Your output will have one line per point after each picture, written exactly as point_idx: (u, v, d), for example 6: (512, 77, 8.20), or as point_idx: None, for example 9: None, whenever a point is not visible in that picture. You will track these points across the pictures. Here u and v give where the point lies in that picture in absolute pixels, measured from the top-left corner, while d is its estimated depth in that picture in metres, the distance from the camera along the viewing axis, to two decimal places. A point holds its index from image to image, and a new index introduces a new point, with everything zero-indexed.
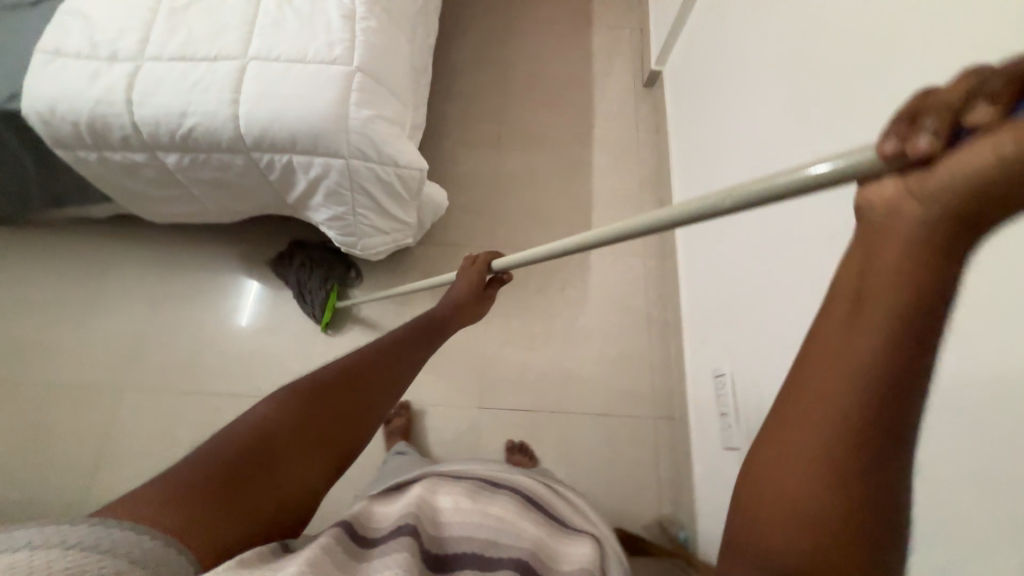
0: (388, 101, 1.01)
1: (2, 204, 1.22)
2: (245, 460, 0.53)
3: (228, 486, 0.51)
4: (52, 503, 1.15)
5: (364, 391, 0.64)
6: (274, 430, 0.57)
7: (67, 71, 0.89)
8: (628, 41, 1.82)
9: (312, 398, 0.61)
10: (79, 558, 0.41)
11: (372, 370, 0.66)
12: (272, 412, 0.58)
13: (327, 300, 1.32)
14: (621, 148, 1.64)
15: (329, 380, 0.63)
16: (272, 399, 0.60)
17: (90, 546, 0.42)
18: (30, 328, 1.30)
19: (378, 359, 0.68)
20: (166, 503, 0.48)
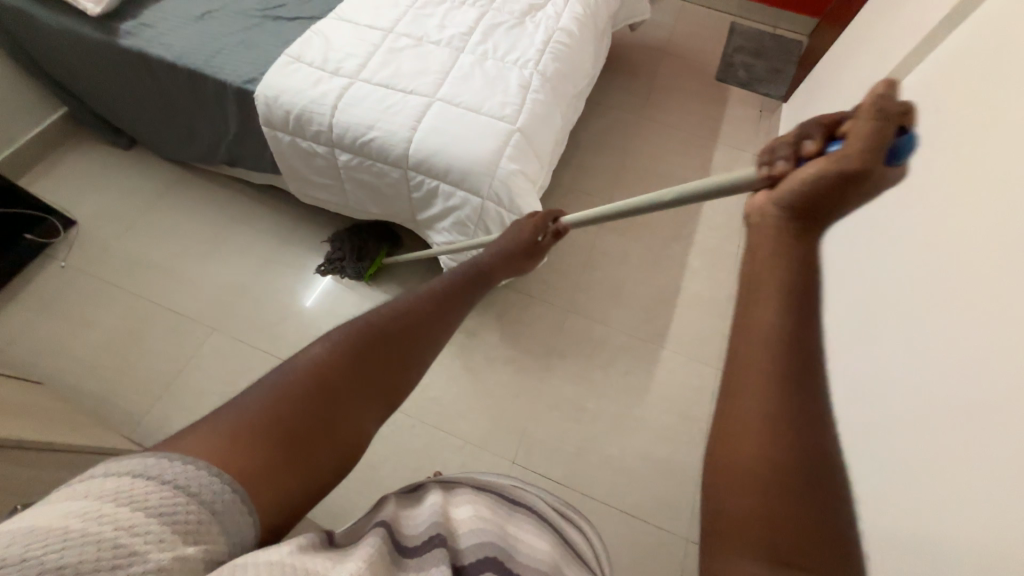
0: (533, 161, 1.13)
1: (194, 152, 1.48)
2: (309, 405, 0.48)
3: (293, 429, 0.46)
4: (121, 408, 1.27)
5: (419, 335, 0.61)
6: (335, 371, 0.51)
7: (298, 73, 1.10)
8: (747, 164, 1.90)
9: (372, 339, 0.56)
10: (121, 499, 0.35)
11: (427, 312, 0.63)
12: (327, 354, 0.52)
13: (375, 259, 1.46)
14: (717, 257, 1.67)
15: (389, 317, 0.59)
16: (326, 339, 0.54)
17: (146, 477, 0.37)
18: (166, 253, 1.50)
19: (438, 302, 0.66)
20: (229, 447, 0.42)
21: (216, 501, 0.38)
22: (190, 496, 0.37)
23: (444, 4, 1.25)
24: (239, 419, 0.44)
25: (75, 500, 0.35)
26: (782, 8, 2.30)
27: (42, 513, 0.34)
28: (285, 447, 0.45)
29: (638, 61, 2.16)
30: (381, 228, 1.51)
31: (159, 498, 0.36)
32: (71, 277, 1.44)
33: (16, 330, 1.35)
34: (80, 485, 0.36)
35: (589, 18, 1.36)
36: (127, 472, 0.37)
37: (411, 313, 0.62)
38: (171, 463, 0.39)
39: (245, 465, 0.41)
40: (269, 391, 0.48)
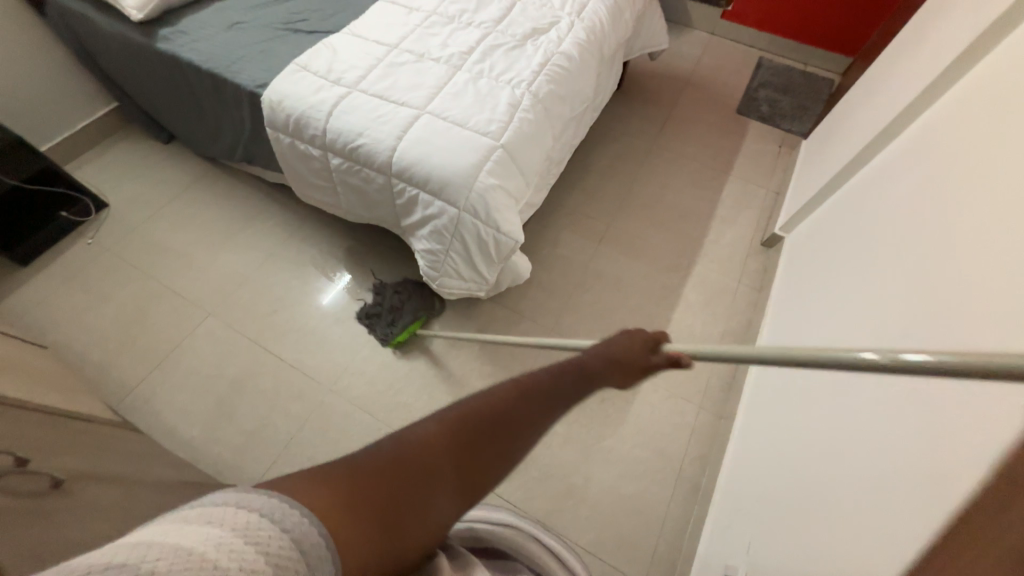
0: (515, 178, 1.15)
1: (216, 148, 1.59)
2: (408, 485, 0.39)
3: (387, 501, 0.38)
4: (116, 378, 1.35)
5: (522, 431, 0.46)
6: (437, 456, 0.41)
7: (302, 81, 1.17)
8: (759, 200, 1.84)
9: (478, 429, 0.44)
10: (252, 533, 0.30)
11: (539, 404, 0.48)
12: (436, 429, 0.43)
13: (407, 327, 1.43)
14: (716, 291, 1.61)
15: (498, 407, 0.46)
16: (437, 413, 0.44)
17: (272, 521, 0.31)
18: (181, 240, 1.61)
19: (550, 397, 0.50)
20: (339, 497, 0.35)
21: (318, 564, 0.31)
22: (303, 555, 0.31)
23: (450, 24, 1.31)
24: (352, 469, 0.38)
25: (205, 527, 0.30)
26: (813, 46, 2.25)
27: (176, 532, 0.29)
28: (377, 516, 0.36)
29: (657, 90, 2.16)
30: (427, 295, 1.50)
31: (281, 547, 0.30)
32: (96, 254, 1.56)
33: (41, 296, 1.47)
34: (208, 506, 0.31)
35: (593, 44, 1.38)
36: (256, 506, 0.31)
37: (526, 403, 0.48)
38: (289, 501, 0.33)
39: (343, 518, 0.35)
40: (376, 455, 0.40)
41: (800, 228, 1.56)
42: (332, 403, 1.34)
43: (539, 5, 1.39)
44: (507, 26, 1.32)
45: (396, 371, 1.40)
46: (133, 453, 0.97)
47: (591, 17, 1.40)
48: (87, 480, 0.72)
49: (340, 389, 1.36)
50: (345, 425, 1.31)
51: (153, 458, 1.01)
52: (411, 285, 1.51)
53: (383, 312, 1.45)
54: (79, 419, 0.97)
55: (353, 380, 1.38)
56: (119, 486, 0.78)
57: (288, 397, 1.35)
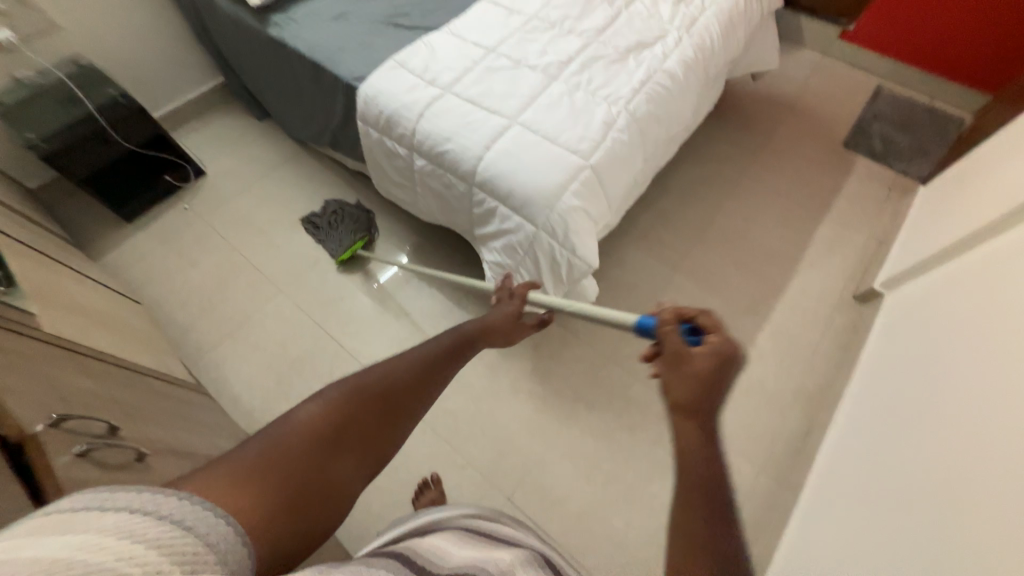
0: (598, 201, 1.09)
1: (306, 131, 1.65)
2: (301, 457, 0.47)
3: (281, 475, 0.45)
4: (193, 340, 1.45)
5: (411, 398, 0.59)
6: (320, 425, 0.50)
7: (398, 79, 1.18)
8: (857, 248, 1.65)
9: (365, 401, 0.54)
10: (126, 524, 0.33)
11: (424, 374, 0.61)
12: (319, 409, 0.52)
13: (350, 247, 1.55)
14: (794, 343, 1.47)
15: (379, 375, 0.57)
16: (318, 397, 0.53)
17: (143, 512, 0.34)
18: (264, 215, 1.70)
19: (422, 370, 0.61)
20: (234, 490, 0.41)
21: (213, 535, 0.36)
22: (189, 530, 0.35)
23: (551, 30, 1.27)
24: (239, 470, 0.44)
25: (69, 532, 0.31)
26: (946, 78, 1.98)
27: (18, 550, 0.29)
28: (277, 493, 0.44)
29: (754, 113, 2.00)
30: (364, 220, 1.61)
31: (162, 530, 0.34)
32: (189, 220, 1.68)
33: (139, 253, 1.61)
34: (70, 514, 0.33)
35: (699, 63, 1.28)
36: (126, 506, 0.34)
37: (411, 376, 0.60)
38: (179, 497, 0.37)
39: (240, 505, 0.41)
40: (261, 445, 0.47)
41: (905, 287, 1.39)
42: None
43: (646, 16, 1.31)
44: (610, 37, 1.25)
45: None
46: (203, 423, 1.02)
47: (701, 33, 1.30)
48: (163, 453, 0.77)
49: None
50: None
51: (217, 428, 1.06)
52: (350, 210, 1.63)
53: (323, 229, 1.61)
54: (158, 379, 1.05)
55: None
56: (187, 461, 0.82)
57: None
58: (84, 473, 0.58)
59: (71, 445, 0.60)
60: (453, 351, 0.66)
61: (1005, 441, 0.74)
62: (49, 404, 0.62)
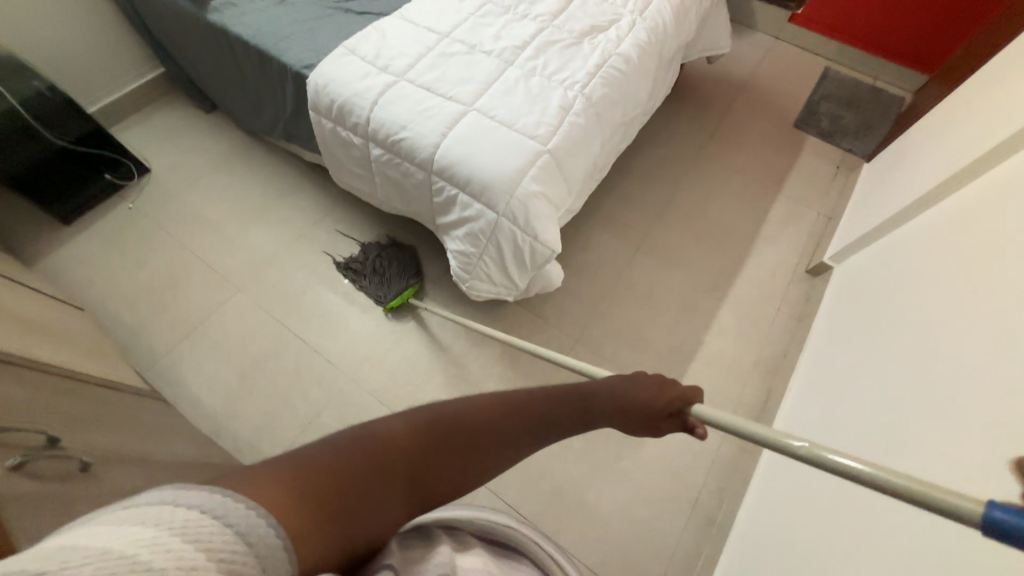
0: (558, 186, 1.10)
1: (256, 122, 1.58)
2: (364, 481, 0.40)
3: (340, 494, 0.38)
4: (146, 345, 1.38)
5: (493, 455, 0.48)
6: (396, 452, 0.43)
7: (349, 65, 1.14)
8: (809, 223, 1.73)
9: (445, 445, 0.46)
10: (190, 531, 0.29)
11: (518, 430, 0.50)
12: (403, 429, 0.44)
13: (400, 294, 1.42)
14: (752, 317, 1.53)
15: (472, 418, 0.48)
16: (408, 414, 0.46)
17: (214, 517, 0.30)
18: (217, 212, 1.62)
19: (519, 425, 0.50)
20: (293, 491, 0.34)
21: (269, 554, 0.30)
22: (250, 547, 0.30)
23: (506, 15, 1.25)
24: (301, 468, 0.37)
25: (140, 529, 0.28)
26: (886, 58, 2.08)
27: (99, 538, 0.27)
28: (329, 512, 0.36)
29: (710, 95, 2.04)
30: (413, 265, 1.47)
31: (224, 541, 0.29)
32: (134, 219, 1.59)
33: (81, 256, 1.51)
34: (143, 507, 0.29)
35: (653, 46, 1.30)
36: (194, 505, 0.30)
37: (505, 420, 0.49)
38: (235, 499, 0.31)
39: (294, 513, 0.33)
40: (332, 448, 0.40)
41: (852, 258, 1.46)
42: (351, 391, 1.34)
43: None
44: (565, 21, 1.25)
45: (417, 366, 1.39)
46: (159, 429, 0.98)
47: (654, 16, 1.31)
48: (112, 461, 0.73)
49: (358, 378, 1.36)
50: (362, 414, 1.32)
51: (176, 434, 1.02)
52: (395, 252, 1.48)
53: (368, 279, 1.44)
54: (107, 387, 1.00)
55: (372, 370, 1.37)
56: (141, 468, 0.79)
57: (308, 381, 1.35)
58: (17, 488, 0.55)
59: (3, 458, 0.57)
60: (568, 407, 0.53)
61: (943, 402, 0.80)
62: None
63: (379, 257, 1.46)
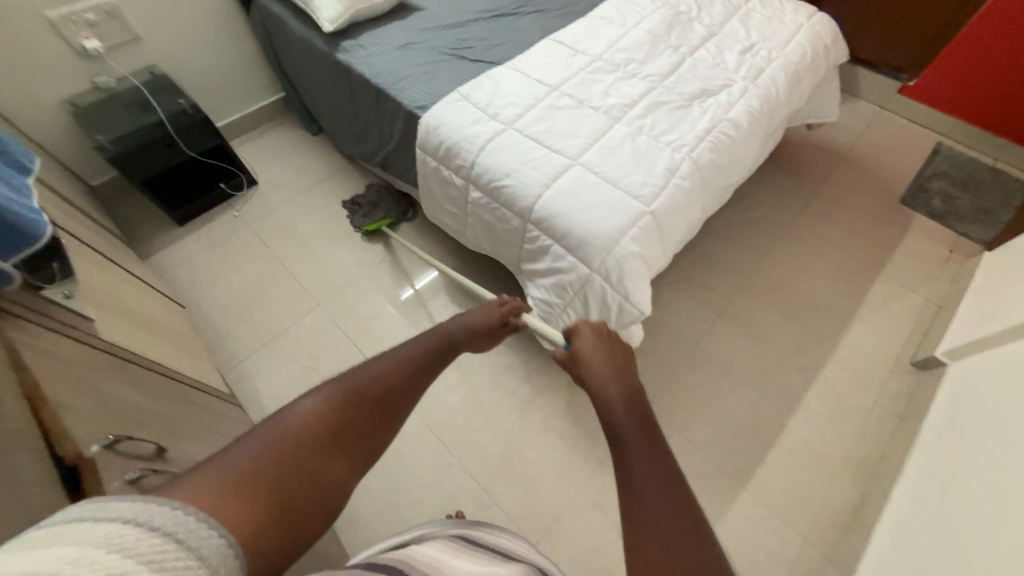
0: (656, 247, 1.06)
1: (358, 150, 1.68)
2: (299, 457, 0.45)
3: (282, 473, 0.43)
4: (229, 347, 1.46)
5: (401, 399, 0.58)
6: (318, 425, 0.49)
7: (461, 111, 1.19)
8: (915, 310, 1.57)
9: (356, 400, 0.54)
10: (116, 537, 0.32)
11: (409, 377, 0.61)
12: (320, 403, 0.51)
13: (376, 220, 1.65)
14: (845, 406, 1.38)
15: (373, 378, 0.57)
16: (317, 391, 0.52)
17: (138, 523, 0.33)
18: (309, 228, 1.72)
19: (407, 376, 0.61)
20: (226, 492, 0.39)
21: (203, 546, 0.34)
22: (182, 544, 0.33)
23: (615, 72, 1.27)
24: (230, 474, 0.41)
25: (63, 545, 0.30)
26: (1011, 139, 1.91)
27: (4, 561, 0.29)
28: (269, 498, 0.41)
29: (806, 162, 1.96)
30: (403, 203, 1.71)
31: (153, 545, 0.32)
32: (237, 227, 1.72)
33: (188, 255, 1.64)
34: (65, 524, 0.32)
35: (764, 112, 1.26)
36: (120, 517, 0.33)
37: (400, 374, 0.60)
38: (167, 507, 0.35)
39: (230, 509, 0.38)
40: (261, 439, 0.45)
41: (972, 359, 1.30)
42: (411, 423, 1.33)
43: (710, 64, 1.30)
44: (674, 82, 1.25)
45: (478, 406, 1.36)
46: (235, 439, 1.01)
47: (767, 84, 1.28)
48: None
49: (420, 411, 1.35)
50: (419, 448, 1.30)
51: None
52: (393, 193, 1.73)
53: (363, 206, 1.70)
54: (197, 390, 1.05)
55: (433, 405, 1.36)
56: None
57: None
58: None
59: (123, 470, 0.59)
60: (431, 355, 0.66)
61: None
62: (105, 423, 0.62)
63: (376, 194, 1.71)
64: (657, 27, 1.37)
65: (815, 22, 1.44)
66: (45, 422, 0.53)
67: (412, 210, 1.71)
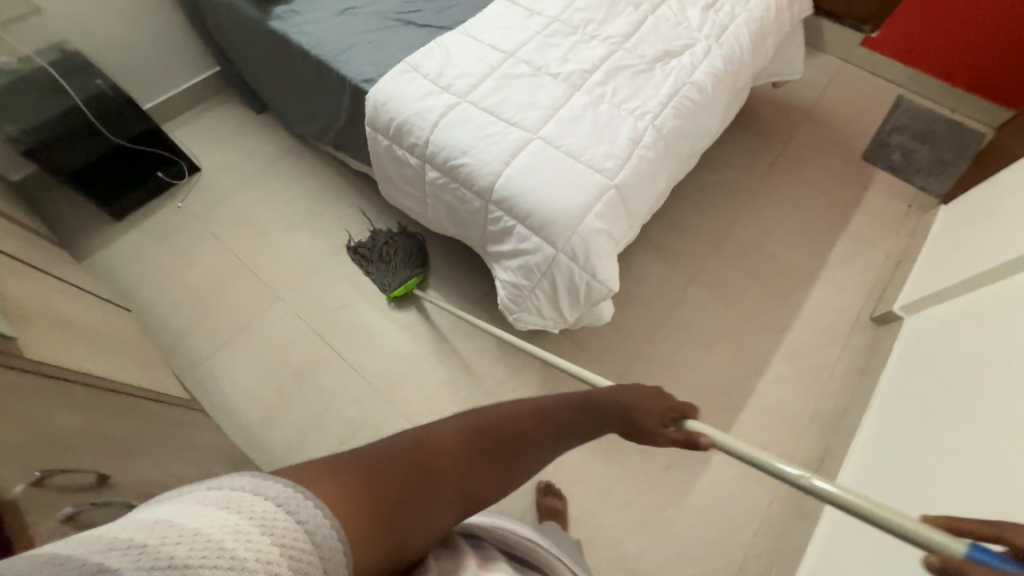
0: (622, 222, 1.03)
1: (307, 130, 1.56)
2: (413, 474, 0.44)
3: (398, 493, 0.43)
4: (188, 348, 1.38)
5: (521, 451, 0.51)
6: (443, 458, 0.47)
7: (410, 83, 1.10)
8: (876, 266, 1.61)
9: (481, 441, 0.50)
10: (268, 518, 0.33)
11: (541, 428, 0.52)
12: (453, 433, 0.49)
13: (402, 284, 1.43)
14: (810, 364, 1.43)
15: (505, 423, 0.52)
16: (453, 421, 0.51)
17: (284, 509, 0.34)
18: (263, 216, 1.62)
19: (542, 424, 0.53)
20: (352, 486, 0.40)
21: (324, 543, 0.35)
22: (309, 539, 0.34)
23: (574, 35, 1.19)
24: (360, 467, 0.42)
25: (225, 513, 0.32)
26: (968, 90, 1.93)
27: (185, 517, 0.31)
28: (375, 509, 0.40)
29: (772, 121, 1.94)
30: (421, 252, 1.47)
31: (290, 534, 0.33)
32: (183, 219, 1.60)
33: (131, 253, 1.53)
34: (229, 492, 0.34)
35: (728, 73, 1.22)
36: (271, 497, 0.34)
37: (537, 429, 0.52)
38: (300, 492, 0.36)
39: (340, 501, 0.38)
40: (391, 453, 0.45)
41: (927, 312, 1.35)
42: (386, 413, 1.31)
43: (673, 23, 1.24)
44: (636, 44, 1.18)
45: (455, 391, 1.34)
46: (199, 449, 0.96)
47: (731, 42, 1.23)
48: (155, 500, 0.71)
49: (395, 400, 1.33)
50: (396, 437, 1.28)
51: (214, 451, 1.01)
52: (406, 241, 1.48)
53: (379, 264, 1.45)
54: (151, 400, 0.99)
55: (408, 394, 1.34)
56: None
57: (344, 399, 1.33)
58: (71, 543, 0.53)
59: (56, 506, 0.54)
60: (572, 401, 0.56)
61: None
62: (30, 456, 0.56)
63: (387, 245, 1.47)
64: None
65: None
66: None
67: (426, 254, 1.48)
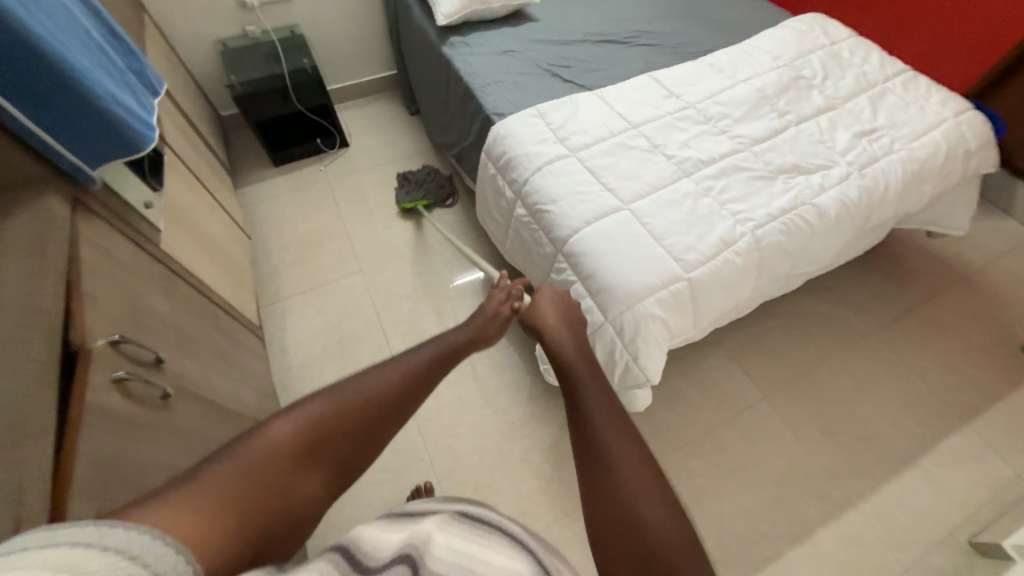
0: (684, 317, 0.98)
1: (440, 140, 1.76)
2: (275, 473, 0.46)
3: (265, 496, 0.44)
4: (277, 285, 1.60)
5: (383, 415, 0.54)
6: (301, 441, 0.49)
7: (532, 128, 1.19)
8: (998, 481, 1.29)
9: (345, 414, 0.52)
10: (75, 560, 0.29)
11: (402, 389, 0.56)
12: (298, 418, 0.50)
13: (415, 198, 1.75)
14: (864, 559, 1.18)
15: (359, 394, 0.54)
16: (295, 409, 0.51)
17: (101, 547, 0.30)
18: (378, 198, 1.83)
19: (402, 386, 0.57)
20: (209, 514, 0.39)
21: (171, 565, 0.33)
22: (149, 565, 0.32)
23: (703, 125, 1.19)
24: (212, 495, 0.41)
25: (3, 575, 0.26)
26: None
27: None
28: (243, 521, 0.41)
29: (914, 271, 1.69)
30: (446, 189, 1.78)
31: (120, 567, 0.30)
32: (318, 180, 1.87)
33: (271, 194, 1.83)
34: (7, 553, 0.28)
35: (862, 207, 1.11)
36: (78, 540, 0.30)
37: (393, 394, 0.56)
38: (135, 531, 0.33)
39: (201, 530, 0.38)
40: (238, 470, 0.44)
41: None
42: None
43: (815, 140, 1.18)
44: (766, 151, 1.15)
45: (469, 414, 1.36)
46: (241, 370, 1.11)
47: (876, 176, 1.13)
48: (188, 397, 0.83)
49: None
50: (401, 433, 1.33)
51: (251, 377, 1.15)
52: (439, 177, 1.82)
53: (410, 182, 1.80)
54: (227, 315, 1.16)
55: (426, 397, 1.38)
56: (206, 406, 0.88)
57: None
58: (111, 402, 0.64)
59: (114, 368, 0.66)
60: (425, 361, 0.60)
61: None
62: (118, 324, 0.71)
63: (425, 172, 1.82)
64: (768, 87, 1.27)
65: (963, 120, 1.24)
66: (74, 309, 0.63)
67: (450, 195, 1.78)
